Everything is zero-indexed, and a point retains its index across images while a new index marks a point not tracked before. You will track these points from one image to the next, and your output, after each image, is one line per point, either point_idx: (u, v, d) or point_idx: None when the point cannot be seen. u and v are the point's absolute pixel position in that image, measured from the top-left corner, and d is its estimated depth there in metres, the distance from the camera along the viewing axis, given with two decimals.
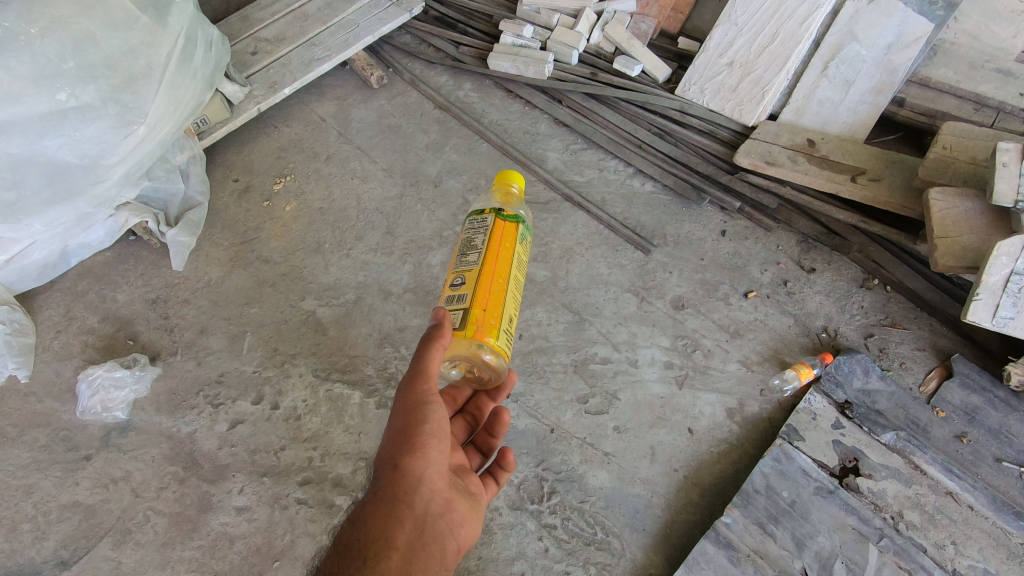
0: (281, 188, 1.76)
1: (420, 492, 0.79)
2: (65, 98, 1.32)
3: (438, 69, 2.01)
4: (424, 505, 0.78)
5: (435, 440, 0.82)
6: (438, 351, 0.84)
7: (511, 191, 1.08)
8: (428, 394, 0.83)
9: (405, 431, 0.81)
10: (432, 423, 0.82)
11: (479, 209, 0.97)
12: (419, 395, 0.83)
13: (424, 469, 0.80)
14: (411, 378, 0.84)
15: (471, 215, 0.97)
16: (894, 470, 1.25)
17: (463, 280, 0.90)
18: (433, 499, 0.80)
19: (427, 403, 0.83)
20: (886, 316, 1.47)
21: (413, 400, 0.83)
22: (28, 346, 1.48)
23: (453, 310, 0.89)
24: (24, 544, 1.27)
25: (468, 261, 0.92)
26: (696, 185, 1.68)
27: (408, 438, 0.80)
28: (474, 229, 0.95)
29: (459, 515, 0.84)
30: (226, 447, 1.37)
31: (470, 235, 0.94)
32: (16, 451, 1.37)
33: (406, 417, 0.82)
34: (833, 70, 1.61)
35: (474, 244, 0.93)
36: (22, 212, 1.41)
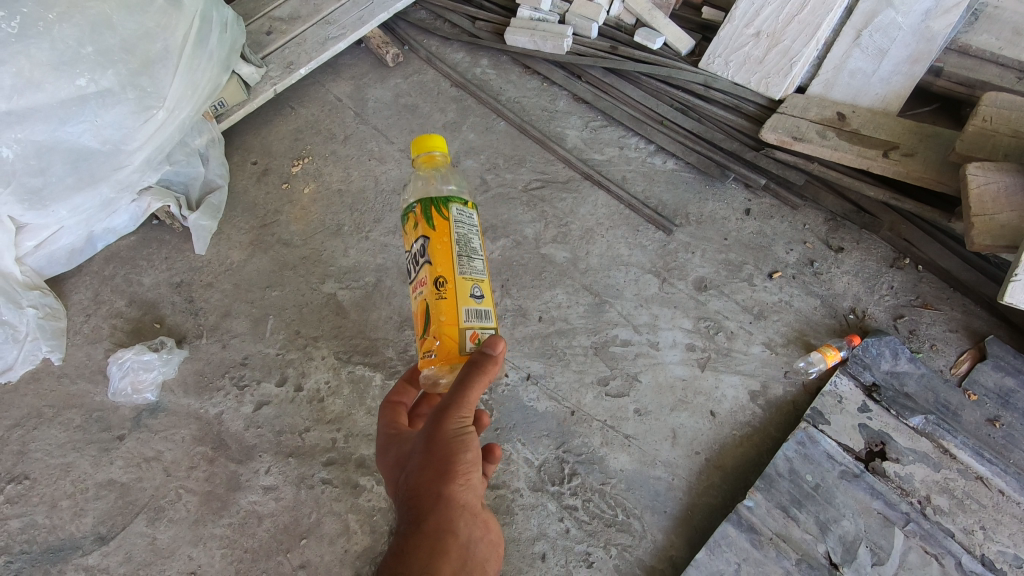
0: (300, 170, 1.76)
1: (464, 519, 0.77)
2: (85, 84, 1.33)
3: (454, 45, 1.97)
4: (467, 532, 0.77)
5: (474, 467, 0.80)
6: (486, 380, 0.80)
7: (434, 160, 0.98)
8: (467, 418, 0.80)
9: (446, 458, 0.77)
10: (472, 450, 0.79)
11: (464, 201, 0.90)
12: (458, 421, 0.79)
13: (466, 496, 0.78)
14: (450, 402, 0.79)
15: (456, 204, 0.89)
16: (922, 454, 1.22)
17: (483, 291, 0.87)
18: (474, 523, 0.79)
19: (465, 429, 0.80)
20: (917, 296, 1.43)
21: (452, 426, 0.79)
22: (60, 330, 1.52)
23: (484, 327, 0.86)
24: (64, 520, 1.33)
25: (480, 268, 0.88)
26: (719, 162, 1.63)
27: (449, 466, 0.77)
28: (467, 227, 0.89)
29: (497, 535, 0.83)
30: (252, 428, 1.40)
31: (467, 233, 0.88)
32: (53, 431, 1.42)
33: (445, 445, 0.78)
34: (866, 39, 1.54)
35: (477, 248, 0.89)
36: (48, 198, 1.43)
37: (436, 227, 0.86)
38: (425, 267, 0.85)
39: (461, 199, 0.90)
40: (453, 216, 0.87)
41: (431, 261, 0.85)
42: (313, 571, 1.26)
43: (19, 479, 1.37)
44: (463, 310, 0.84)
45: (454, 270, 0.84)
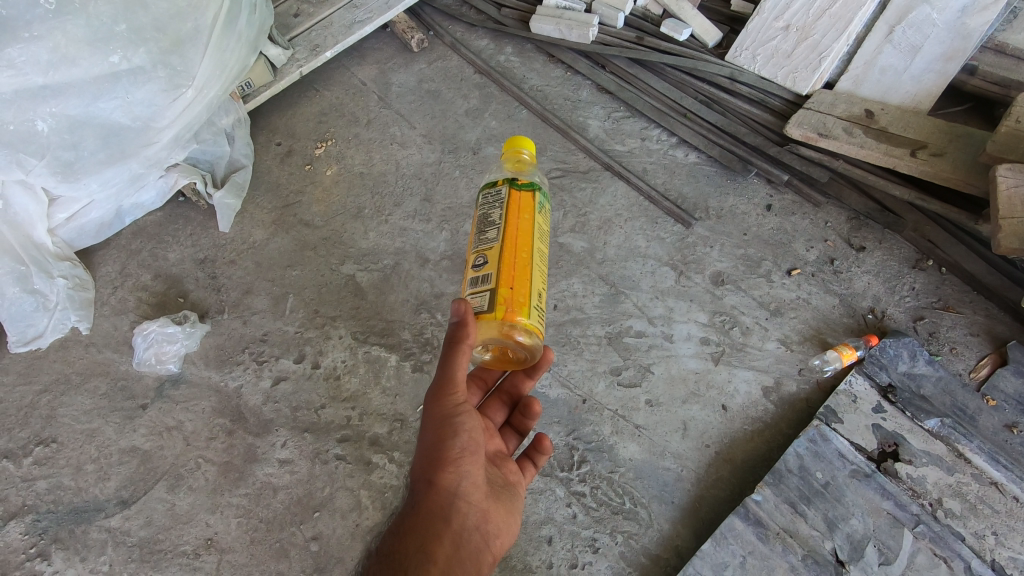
0: (323, 152, 1.78)
1: (457, 506, 0.81)
2: (117, 61, 1.37)
3: (479, 32, 1.97)
4: (460, 519, 0.81)
5: (467, 456, 0.84)
6: (460, 349, 0.84)
7: (521, 157, 1.07)
8: (457, 406, 0.85)
9: (436, 446, 0.83)
10: (462, 439, 0.83)
11: (494, 181, 0.97)
12: (447, 410, 0.85)
13: (459, 483, 0.82)
14: (442, 390, 0.86)
15: (484, 189, 0.98)
16: (936, 457, 1.21)
17: (484, 259, 0.90)
18: (468, 511, 0.82)
19: (454, 417, 0.85)
20: (939, 299, 1.41)
21: (443, 414, 0.85)
22: (88, 300, 1.57)
23: (479, 291, 0.88)
24: (89, 483, 1.37)
25: (488, 238, 0.92)
26: (742, 156, 1.62)
27: (438, 454, 0.82)
28: (489, 204, 0.95)
29: (495, 525, 0.86)
30: (270, 402, 1.43)
31: (486, 211, 0.95)
32: (80, 397, 1.47)
33: (435, 434, 0.84)
34: (899, 35, 1.51)
35: (492, 220, 0.93)
36: (80, 171, 1.47)
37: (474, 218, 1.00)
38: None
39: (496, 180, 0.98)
40: (479, 201, 0.97)
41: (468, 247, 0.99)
42: (324, 543, 1.29)
43: (46, 442, 1.42)
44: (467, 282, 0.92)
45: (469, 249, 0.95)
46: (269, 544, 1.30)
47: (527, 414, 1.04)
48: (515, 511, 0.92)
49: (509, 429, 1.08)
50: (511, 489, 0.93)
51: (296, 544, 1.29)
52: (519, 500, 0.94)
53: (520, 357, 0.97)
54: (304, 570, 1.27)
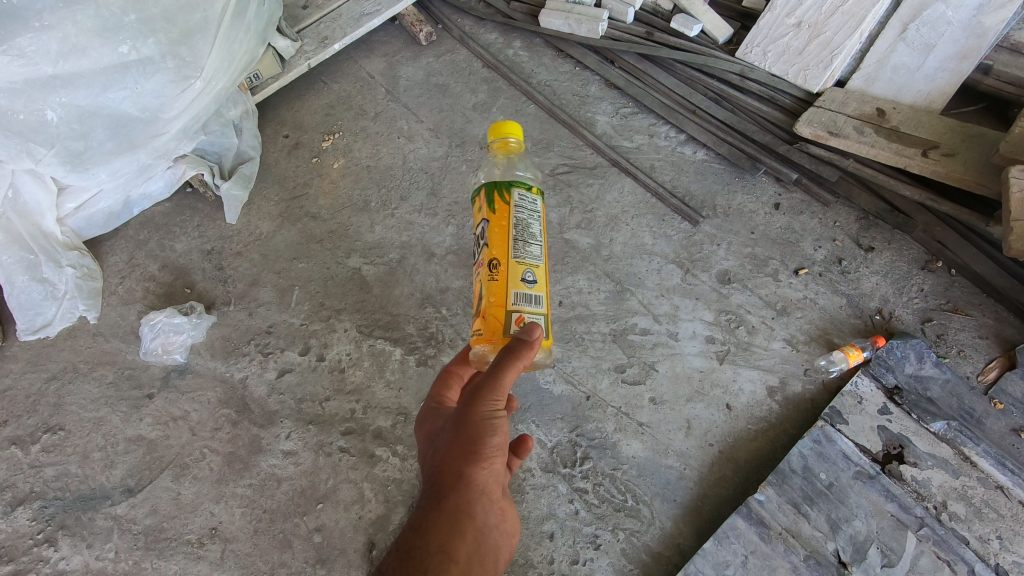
0: (330, 145, 1.78)
1: (481, 503, 0.80)
2: (126, 51, 1.37)
3: (488, 25, 1.96)
4: (483, 517, 0.79)
5: (498, 456, 0.82)
6: (523, 365, 0.82)
7: (508, 144, 1.01)
8: (497, 407, 0.83)
9: (472, 442, 0.81)
10: (498, 439, 0.82)
11: (529, 187, 0.93)
12: (489, 410, 0.82)
13: (487, 481, 0.81)
14: (484, 388, 0.82)
15: (519, 188, 0.91)
16: (942, 460, 1.21)
17: (535, 277, 0.90)
18: (491, 509, 0.81)
19: (494, 417, 0.82)
20: (948, 301, 1.40)
21: (482, 412, 0.82)
22: (96, 290, 1.58)
23: (535, 311, 0.89)
24: (95, 471, 1.39)
25: (535, 254, 0.90)
26: (751, 154, 1.61)
27: (473, 449, 0.80)
28: (528, 212, 0.92)
29: (510, 525, 0.85)
30: (275, 394, 1.44)
31: (527, 219, 0.91)
32: (87, 386, 1.48)
33: (473, 430, 0.81)
34: (912, 32, 1.49)
35: (534, 233, 0.91)
36: (89, 161, 1.48)
37: (497, 212, 0.90)
38: (482, 250, 0.91)
39: (525, 184, 0.93)
40: (514, 201, 0.90)
41: (491, 243, 0.90)
42: (327, 535, 1.30)
43: (54, 430, 1.43)
44: (512, 293, 0.87)
45: (506, 253, 0.88)
46: (272, 534, 1.31)
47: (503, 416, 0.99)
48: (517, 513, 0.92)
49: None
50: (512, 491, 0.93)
51: (299, 535, 1.30)
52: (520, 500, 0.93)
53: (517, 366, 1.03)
54: (307, 561, 1.28)
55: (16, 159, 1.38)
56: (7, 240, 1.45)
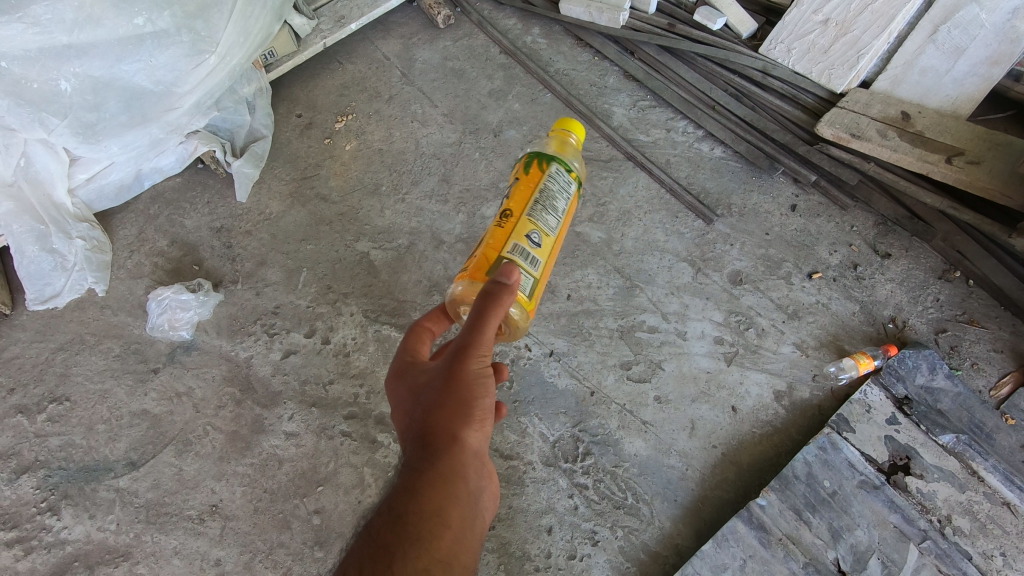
0: (343, 126, 1.76)
1: (476, 467, 0.80)
2: (142, 23, 1.37)
3: (507, 11, 1.92)
4: (476, 481, 0.81)
5: (490, 417, 0.82)
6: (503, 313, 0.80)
7: (568, 141, 1.03)
8: (485, 360, 0.81)
9: (468, 403, 0.79)
10: (489, 397, 0.81)
11: (568, 169, 0.96)
12: (480, 368, 0.80)
13: (478, 444, 0.80)
14: (478, 343, 0.79)
15: (560, 168, 0.96)
16: (949, 473, 1.19)
17: (541, 240, 0.90)
18: (481, 475, 0.81)
19: (484, 373, 0.81)
20: (964, 312, 1.37)
21: (474, 368, 0.80)
22: (105, 263, 1.57)
23: (525, 270, 0.87)
24: (99, 443, 1.40)
25: (549, 222, 0.91)
26: (769, 153, 1.58)
27: (466, 418, 0.78)
28: (558, 189, 0.93)
29: (492, 488, 0.87)
30: (279, 375, 1.44)
31: (553, 192, 0.93)
32: (93, 358, 1.48)
33: (469, 388, 0.79)
34: (943, 34, 1.46)
35: (556, 207, 0.93)
36: (102, 133, 1.47)
37: (530, 178, 0.94)
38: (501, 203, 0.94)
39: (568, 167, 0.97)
40: (549, 171, 0.94)
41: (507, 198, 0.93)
42: (326, 518, 1.30)
43: (60, 400, 1.44)
44: (513, 242, 0.88)
45: (523, 214, 0.90)
46: (272, 514, 1.31)
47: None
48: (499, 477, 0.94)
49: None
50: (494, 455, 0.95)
51: (298, 516, 1.31)
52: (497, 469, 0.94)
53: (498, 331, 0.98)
54: (305, 542, 1.29)
55: (29, 129, 1.37)
56: (17, 209, 1.45)
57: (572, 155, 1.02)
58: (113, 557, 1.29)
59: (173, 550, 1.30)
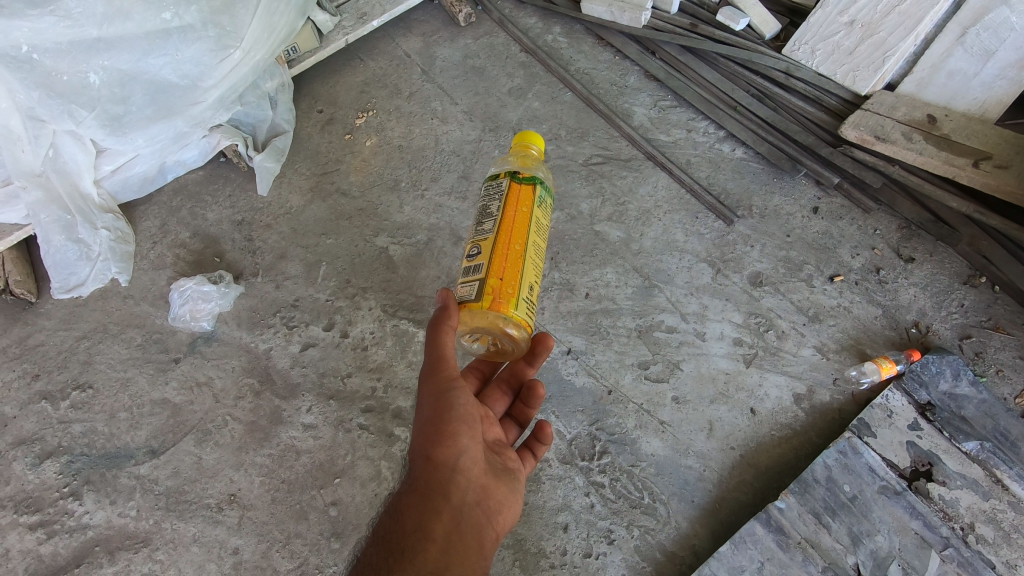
0: (364, 122, 1.77)
1: (455, 481, 0.84)
2: (169, 18, 1.39)
3: (528, 9, 1.93)
4: (460, 495, 0.84)
5: (464, 428, 0.86)
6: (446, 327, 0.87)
7: (530, 152, 1.04)
8: (449, 377, 0.88)
9: (436, 420, 0.85)
10: (458, 409, 0.86)
11: (495, 174, 0.96)
12: (443, 385, 0.87)
13: (456, 458, 0.85)
14: (435, 363, 0.88)
15: (486, 181, 0.97)
16: (972, 480, 1.17)
17: (478, 249, 0.91)
18: (465, 489, 0.84)
19: (449, 389, 0.87)
20: (989, 318, 1.35)
21: (436, 386, 0.87)
22: (128, 253, 1.59)
23: (470, 281, 0.89)
24: (121, 431, 1.42)
25: (482, 229, 0.92)
26: (791, 155, 1.56)
27: (435, 432, 0.85)
28: (488, 196, 0.95)
29: (496, 502, 0.89)
30: (298, 367, 1.45)
31: (484, 203, 0.95)
32: (116, 346, 1.51)
33: (434, 406, 0.86)
34: (972, 37, 1.43)
35: (488, 212, 0.93)
36: (128, 125, 1.49)
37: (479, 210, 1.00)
38: None
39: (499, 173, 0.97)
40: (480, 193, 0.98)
41: None
42: (343, 509, 1.31)
43: (83, 387, 1.46)
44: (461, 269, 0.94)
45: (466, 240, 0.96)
46: (289, 505, 1.33)
47: (528, 403, 1.09)
48: (517, 495, 0.94)
49: (510, 420, 1.11)
50: (513, 474, 0.95)
51: (315, 507, 1.32)
52: (520, 485, 0.96)
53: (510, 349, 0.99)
54: (322, 533, 1.30)
55: (58, 120, 1.39)
56: (45, 199, 1.46)
57: (527, 161, 1.02)
58: (133, 543, 1.31)
59: (192, 537, 1.31)
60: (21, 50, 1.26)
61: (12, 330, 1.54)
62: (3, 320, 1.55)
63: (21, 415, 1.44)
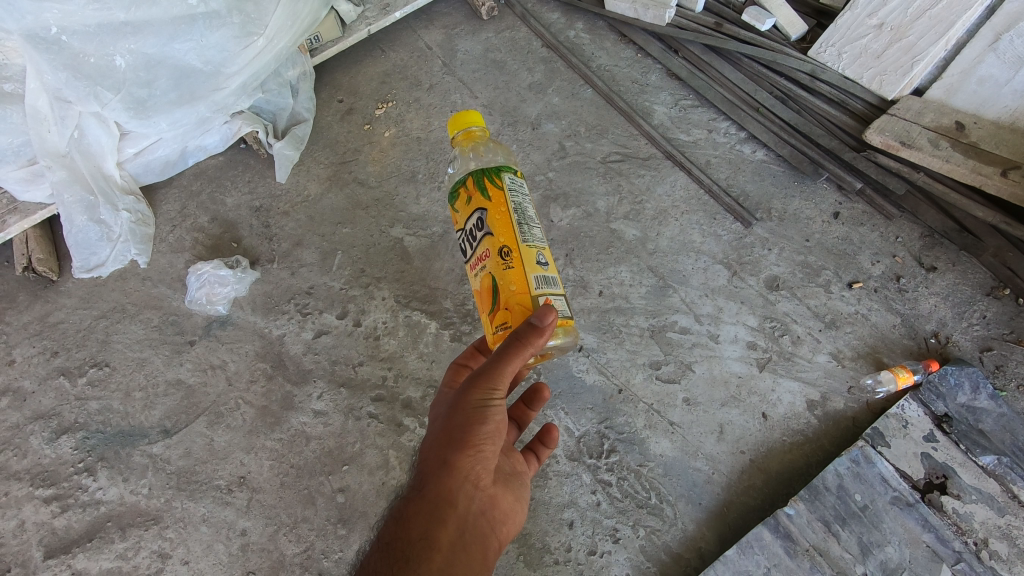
0: (383, 113, 1.78)
1: (465, 490, 0.82)
2: (196, 4, 1.40)
3: (551, 4, 1.92)
4: (468, 505, 0.82)
5: (488, 442, 0.84)
6: (531, 351, 0.78)
7: (476, 136, 0.98)
8: (489, 391, 0.83)
9: (463, 430, 0.82)
10: (489, 424, 0.83)
11: (515, 169, 0.90)
12: (479, 397, 0.83)
13: (473, 469, 0.83)
14: (480, 374, 0.83)
15: (511, 173, 0.88)
16: (988, 495, 1.15)
17: (547, 259, 0.86)
18: (476, 501, 0.83)
19: (486, 403, 0.83)
20: (1012, 331, 1.33)
21: (474, 397, 0.83)
22: (148, 236, 1.62)
23: (555, 295, 0.85)
24: (136, 410, 1.44)
25: (540, 235, 0.87)
26: (814, 158, 1.54)
27: (460, 444, 0.82)
28: (523, 194, 0.88)
29: (502, 514, 0.87)
30: (311, 354, 1.46)
31: (523, 202, 0.87)
32: (134, 326, 1.53)
33: (466, 415, 0.83)
34: (1005, 43, 1.40)
35: (533, 215, 0.88)
36: (152, 109, 1.51)
37: (493, 199, 0.85)
38: (485, 239, 0.85)
39: (512, 168, 0.90)
40: (507, 187, 0.86)
41: (483, 239, 0.85)
42: (350, 497, 1.32)
43: (101, 365, 1.49)
44: (532, 277, 0.82)
45: (516, 238, 0.83)
46: (298, 489, 1.34)
47: (530, 405, 1.10)
48: (523, 501, 0.94)
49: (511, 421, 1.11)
50: (520, 480, 0.95)
51: (323, 493, 1.33)
52: (527, 491, 0.96)
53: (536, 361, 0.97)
54: (328, 519, 1.31)
55: (84, 102, 1.41)
56: (70, 178, 1.48)
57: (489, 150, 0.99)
58: (144, 520, 1.33)
59: (201, 517, 1.33)
60: (50, 32, 1.27)
61: (33, 307, 1.56)
62: (24, 297, 1.58)
63: (40, 390, 1.47)
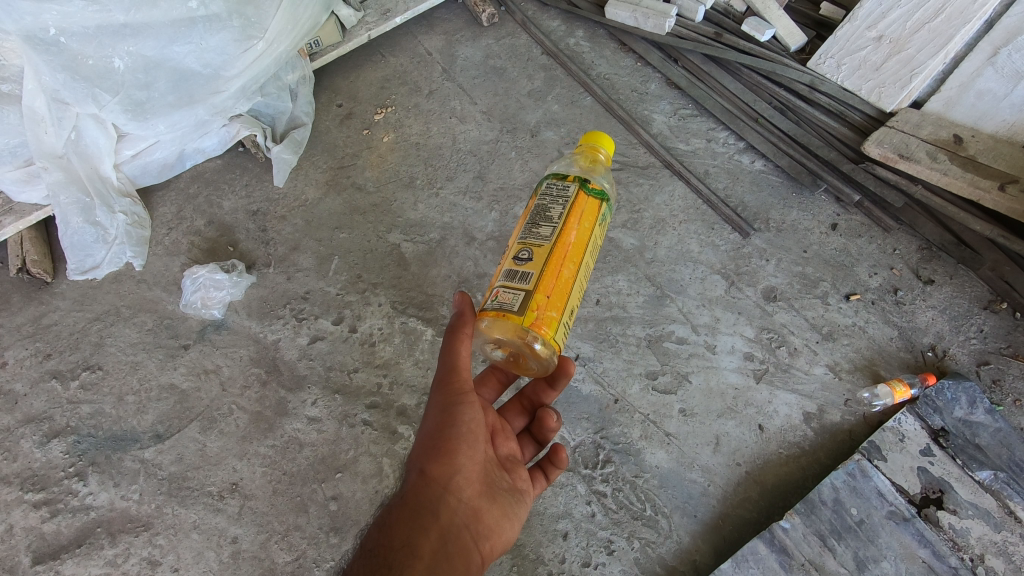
0: (382, 118, 1.77)
1: (445, 499, 0.83)
2: (195, 7, 1.40)
3: (551, 12, 1.92)
4: (450, 514, 0.82)
5: (462, 447, 0.86)
6: (465, 335, 0.86)
7: (597, 157, 1.01)
8: (458, 394, 0.87)
9: (437, 436, 0.85)
10: (460, 426, 0.86)
11: (564, 175, 0.93)
12: (449, 401, 0.86)
13: (451, 476, 0.84)
14: (446, 377, 0.87)
15: (550, 180, 0.93)
16: (984, 511, 1.15)
17: (530, 255, 0.86)
18: (457, 510, 0.83)
19: (456, 405, 0.86)
20: (1008, 345, 1.33)
21: (443, 401, 0.87)
22: (144, 238, 1.61)
23: (513, 288, 0.85)
24: (128, 414, 1.43)
25: (540, 233, 0.88)
26: (812, 169, 1.54)
27: (434, 450, 0.84)
28: (552, 197, 0.91)
29: (487, 526, 0.86)
30: (305, 359, 1.46)
31: (547, 205, 0.91)
32: (127, 329, 1.52)
33: (438, 420, 0.86)
34: (1003, 57, 1.40)
35: (549, 216, 0.89)
36: (150, 111, 1.50)
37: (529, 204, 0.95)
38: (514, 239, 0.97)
39: (563, 174, 0.93)
40: (540, 192, 0.94)
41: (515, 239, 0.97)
42: (343, 505, 1.31)
43: (93, 368, 1.48)
44: (504, 270, 0.89)
45: (516, 237, 0.91)
46: (290, 497, 1.33)
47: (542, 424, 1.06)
48: (515, 519, 0.92)
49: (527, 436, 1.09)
50: (516, 496, 0.94)
51: (316, 500, 1.32)
52: (522, 509, 0.94)
53: (538, 366, 0.95)
54: (321, 527, 1.30)
55: (82, 104, 1.40)
56: (66, 180, 1.47)
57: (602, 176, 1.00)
58: (134, 526, 1.32)
59: (192, 524, 1.32)
60: (49, 33, 1.26)
61: (27, 308, 1.55)
62: (18, 298, 1.57)
63: (31, 393, 1.46)
